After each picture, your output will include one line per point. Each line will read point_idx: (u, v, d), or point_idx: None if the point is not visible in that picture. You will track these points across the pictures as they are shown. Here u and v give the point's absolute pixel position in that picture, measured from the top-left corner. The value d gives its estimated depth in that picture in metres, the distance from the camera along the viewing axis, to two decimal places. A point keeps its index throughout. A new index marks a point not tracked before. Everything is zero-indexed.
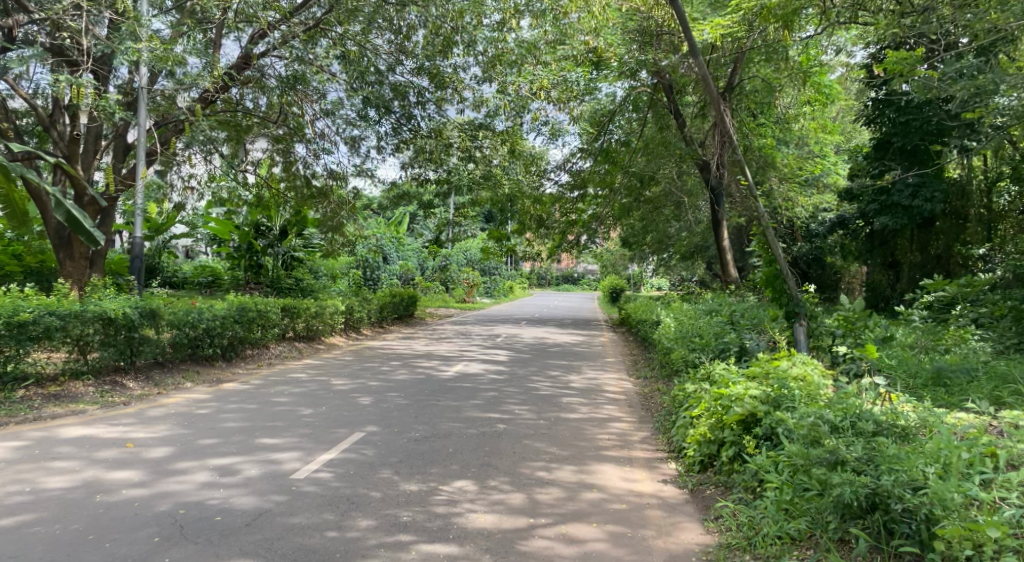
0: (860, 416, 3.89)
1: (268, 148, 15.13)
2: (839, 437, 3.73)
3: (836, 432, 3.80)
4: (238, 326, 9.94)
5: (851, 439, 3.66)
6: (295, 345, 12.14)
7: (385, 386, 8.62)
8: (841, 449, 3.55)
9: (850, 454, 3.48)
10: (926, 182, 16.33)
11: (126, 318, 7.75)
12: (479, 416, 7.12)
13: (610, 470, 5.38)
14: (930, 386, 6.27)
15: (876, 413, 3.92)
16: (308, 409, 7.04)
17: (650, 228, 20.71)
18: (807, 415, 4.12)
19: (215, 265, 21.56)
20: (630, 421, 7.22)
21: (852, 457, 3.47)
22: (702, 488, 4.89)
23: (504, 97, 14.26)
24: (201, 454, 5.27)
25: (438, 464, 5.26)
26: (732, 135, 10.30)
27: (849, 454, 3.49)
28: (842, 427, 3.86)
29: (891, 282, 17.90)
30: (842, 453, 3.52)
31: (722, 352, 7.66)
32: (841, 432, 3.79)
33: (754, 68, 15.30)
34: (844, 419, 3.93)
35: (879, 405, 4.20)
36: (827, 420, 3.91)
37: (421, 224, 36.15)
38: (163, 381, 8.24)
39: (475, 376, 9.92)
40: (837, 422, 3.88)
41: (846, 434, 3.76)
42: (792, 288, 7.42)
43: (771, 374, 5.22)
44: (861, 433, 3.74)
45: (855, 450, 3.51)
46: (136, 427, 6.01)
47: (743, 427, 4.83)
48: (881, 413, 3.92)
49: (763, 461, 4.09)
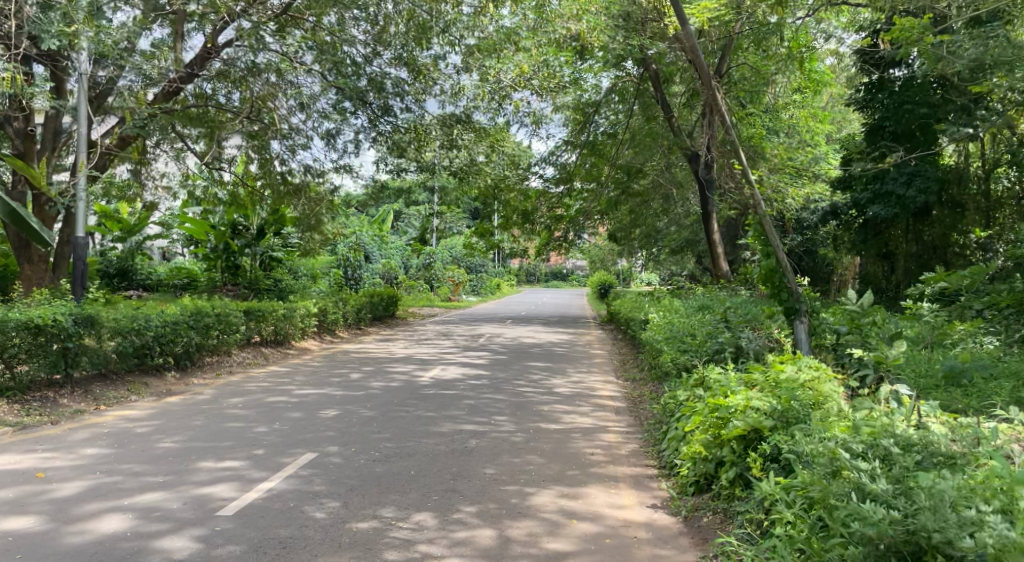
0: (886, 435, 3.18)
1: (242, 146, 14.13)
2: (862, 460, 3.02)
3: (860, 456, 3.08)
4: (193, 332, 9.19)
5: (876, 465, 2.95)
6: (261, 350, 11.38)
7: (351, 396, 7.90)
8: (864, 482, 2.84)
9: (876, 487, 2.78)
10: (920, 171, 15.48)
11: (58, 326, 7.00)
12: (451, 428, 6.41)
13: (596, 494, 4.67)
14: (943, 387, 5.64)
15: (908, 433, 3.19)
16: (260, 424, 6.32)
17: (638, 223, 19.92)
18: (826, 437, 3.39)
19: (191, 267, 20.59)
20: (616, 432, 6.55)
21: (878, 491, 2.77)
22: (699, 515, 4.23)
23: (484, 85, 13.47)
24: (119, 486, 4.53)
25: (395, 492, 4.55)
26: (721, 108, 8.94)
27: (874, 488, 2.78)
28: (863, 445, 3.13)
29: (886, 274, 17.11)
30: (867, 485, 2.81)
31: (715, 354, 7.01)
32: (866, 457, 3.07)
33: (743, 55, 15.04)
34: (872, 441, 3.18)
35: (907, 423, 3.46)
36: (846, 441, 3.19)
37: (406, 221, 35.33)
38: (104, 396, 7.51)
39: (451, 381, 9.19)
40: (857, 446, 3.14)
41: (872, 459, 3.04)
42: (791, 282, 6.76)
43: (776, 382, 4.52)
44: (888, 459, 3.03)
45: (882, 482, 2.80)
46: (55, 454, 5.26)
47: (745, 446, 4.18)
48: (914, 433, 3.19)
49: (769, 489, 3.35)
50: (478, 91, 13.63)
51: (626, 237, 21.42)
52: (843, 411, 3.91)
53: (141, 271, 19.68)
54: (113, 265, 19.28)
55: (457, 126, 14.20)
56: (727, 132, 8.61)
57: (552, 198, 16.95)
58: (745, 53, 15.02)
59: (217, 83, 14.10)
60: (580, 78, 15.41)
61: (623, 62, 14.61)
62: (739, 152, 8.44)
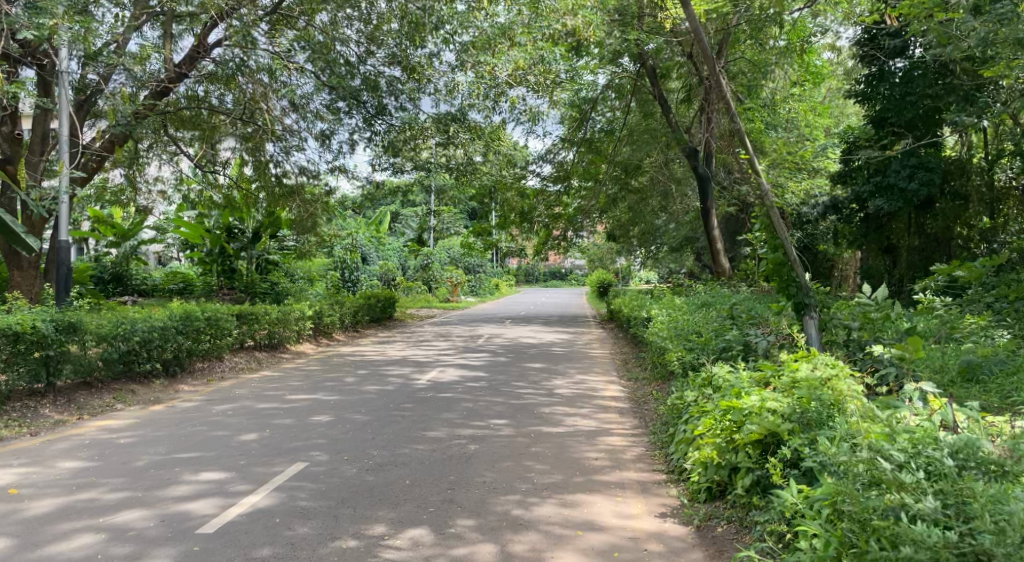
0: (930, 443, 2.83)
1: (236, 147, 13.85)
2: (904, 471, 2.67)
3: (901, 467, 2.72)
4: (182, 337, 8.92)
5: (922, 477, 2.60)
6: (255, 355, 11.11)
7: (345, 400, 7.63)
8: (911, 499, 2.48)
9: (924, 504, 2.43)
10: (926, 162, 14.67)
11: (37, 333, 6.75)
12: (449, 433, 6.15)
13: (599, 503, 4.40)
14: (960, 385, 5.31)
15: (953, 440, 2.83)
16: (248, 432, 6.04)
17: (638, 220, 19.59)
18: (859, 443, 3.03)
19: (187, 270, 20.31)
20: (621, 435, 6.28)
21: (927, 510, 2.41)
22: (713, 524, 3.96)
23: (479, 83, 13.19)
24: (94, 502, 4.25)
25: (389, 504, 4.29)
26: (726, 97, 8.64)
27: (923, 506, 2.43)
28: (904, 454, 2.78)
29: (886, 268, 16.55)
30: (913, 501, 2.47)
31: (723, 352, 6.79)
32: (909, 466, 2.70)
33: (740, 48, 14.78)
34: (914, 448, 2.82)
35: (946, 425, 3.12)
36: (884, 449, 2.85)
37: (403, 222, 34.95)
38: (88, 405, 7.25)
39: (448, 383, 8.92)
40: (898, 455, 2.77)
41: (916, 470, 2.67)
42: (801, 276, 6.48)
43: (795, 383, 4.22)
44: (934, 471, 2.67)
45: (931, 499, 2.45)
46: (30, 468, 4.98)
47: (763, 450, 3.89)
48: (960, 439, 2.83)
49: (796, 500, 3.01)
50: (473, 87, 13.34)
51: (624, 235, 21.13)
52: (872, 414, 3.60)
53: (136, 276, 18.80)
54: (107, 271, 18.42)
55: (453, 125, 13.72)
56: (732, 122, 8.33)
57: (550, 196, 16.92)
58: (743, 46, 14.79)
59: (208, 84, 13.78)
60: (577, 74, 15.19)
61: (620, 58, 14.34)
62: (746, 142, 8.15)
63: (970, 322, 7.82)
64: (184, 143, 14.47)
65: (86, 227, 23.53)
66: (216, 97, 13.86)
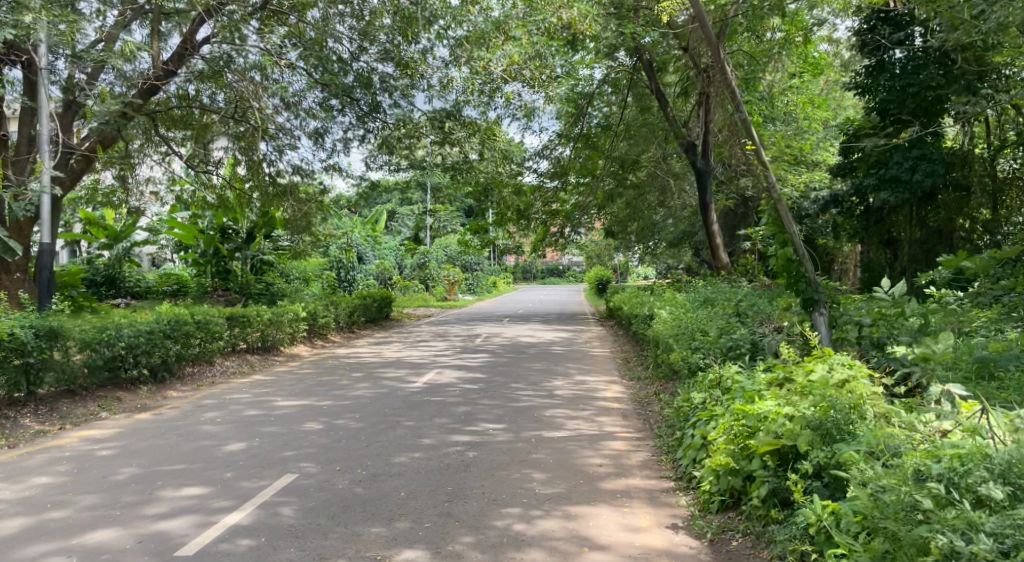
0: (979, 461, 2.51)
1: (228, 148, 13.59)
2: (954, 498, 2.35)
3: (949, 491, 2.41)
4: (170, 341, 8.66)
5: (975, 507, 2.29)
6: (246, 358, 10.84)
7: (338, 405, 7.38)
8: (963, 534, 2.18)
9: (979, 541, 2.13)
10: (928, 154, 14.38)
11: (16, 340, 6.50)
12: (446, 440, 5.89)
13: (605, 515, 4.15)
14: (975, 382, 4.77)
15: (1006, 457, 2.51)
16: (236, 442, 5.78)
17: (637, 217, 19.26)
18: (895, 463, 2.73)
19: (179, 272, 19.99)
20: (626, 439, 6.02)
21: (984, 549, 2.10)
22: (726, 538, 3.71)
23: (474, 78, 12.89)
24: (67, 523, 3.98)
25: (382, 522, 4.04)
26: (732, 84, 8.62)
27: (979, 541, 2.14)
28: (951, 476, 2.46)
29: (888, 261, 16.10)
30: (964, 537, 2.17)
31: (730, 351, 6.60)
32: (960, 491, 2.38)
33: (736, 40, 14.16)
34: (960, 467, 2.50)
35: (992, 437, 2.80)
36: (926, 470, 2.53)
37: (399, 220, 34.64)
38: (71, 414, 7.00)
39: (445, 386, 8.66)
40: (946, 477, 2.45)
41: (968, 497, 2.35)
42: (811, 272, 6.26)
43: (812, 386, 3.96)
44: (986, 499, 2.36)
45: (985, 535, 2.15)
46: (2, 484, 4.72)
47: (781, 460, 3.63)
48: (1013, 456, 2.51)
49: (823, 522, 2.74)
50: (467, 83, 13.06)
51: (623, 232, 20.86)
52: (902, 424, 3.33)
53: (130, 278, 18.27)
54: (100, 273, 17.92)
55: (448, 122, 13.53)
56: (737, 110, 8.10)
57: (547, 192, 16.65)
58: (739, 39, 14.27)
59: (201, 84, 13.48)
60: (573, 69, 14.96)
61: (615, 52, 14.01)
62: (750, 131, 7.96)
63: (980, 314, 7.47)
64: (175, 143, 14.25)
65: (78, 229, 23.08)
66: (208, 95, 13.56)
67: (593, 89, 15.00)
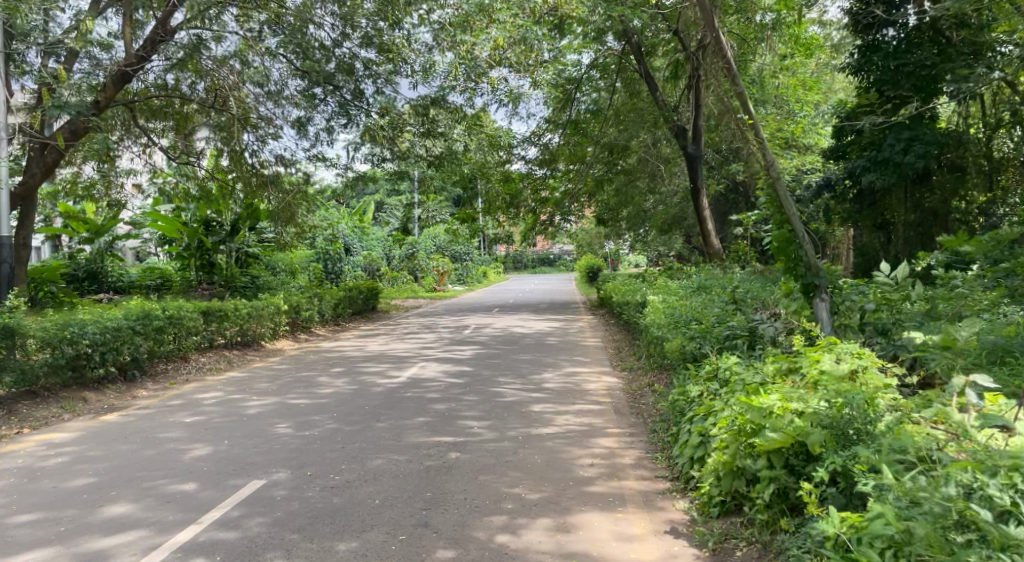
0: None
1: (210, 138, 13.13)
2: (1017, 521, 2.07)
3: (1006, 511, 2.13)
4: (140, 337, 8.26)
5: None
6: (225, 353, 10.44)
7: (316, 404, 7.02)
8: None
9: None
10: (920, 133, 13.77)
11: None
12: (427, 440, 5.53)
13: (596, 523, 3.81)
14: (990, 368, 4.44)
15: None
16: (202, 448, 5.42)
17: (628, 205, 18.79)
18: (933, 475, 2.44)
19: (161, 265, 19.50)
20: (618, 436, 5.67)
21: None
22: (730, 547, 3.39)
23: (458, 62, 12.43)
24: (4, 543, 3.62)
25: (353, 535, 3.69)
26: (728, 57, 8.37)
27: None
28: (1009, 493, 2.17)
29: (882, 244, 15.78)
30: None
31: (727, 341, 6.24)
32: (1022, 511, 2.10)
33: (727, 22, 13.82)
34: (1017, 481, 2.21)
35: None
36: (975, 484, 2.24)
37: (388, 210, 34.10)
38: (32, 416, 6.62)
39: (428, 381, 8.29)
40: (1004, 494, 2.16)
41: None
42: (810, 255, 5.91)
43: (824, 382, 3.62)
44: None
45: None
46: None
47: (789, 462, 3.30)
48: None
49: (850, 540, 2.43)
50: (451, 67, 12.59)
51: (614, 219, 20.44)
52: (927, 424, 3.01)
53: (112, 273, 17.64)
54: (81, 268, 17.28)
55: (434, 109, 13.18)
56: (736, 84, 7.75)
57: (537, 180, 16.42)
58: (731, 21, 14.15)
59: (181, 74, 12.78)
60: (560, 54, 14.52)
61: (604, 37, 13.44)
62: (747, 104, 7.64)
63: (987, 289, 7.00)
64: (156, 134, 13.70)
65: (58, 222, 22.39)
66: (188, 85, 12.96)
67: (582, 74, 14.57)
